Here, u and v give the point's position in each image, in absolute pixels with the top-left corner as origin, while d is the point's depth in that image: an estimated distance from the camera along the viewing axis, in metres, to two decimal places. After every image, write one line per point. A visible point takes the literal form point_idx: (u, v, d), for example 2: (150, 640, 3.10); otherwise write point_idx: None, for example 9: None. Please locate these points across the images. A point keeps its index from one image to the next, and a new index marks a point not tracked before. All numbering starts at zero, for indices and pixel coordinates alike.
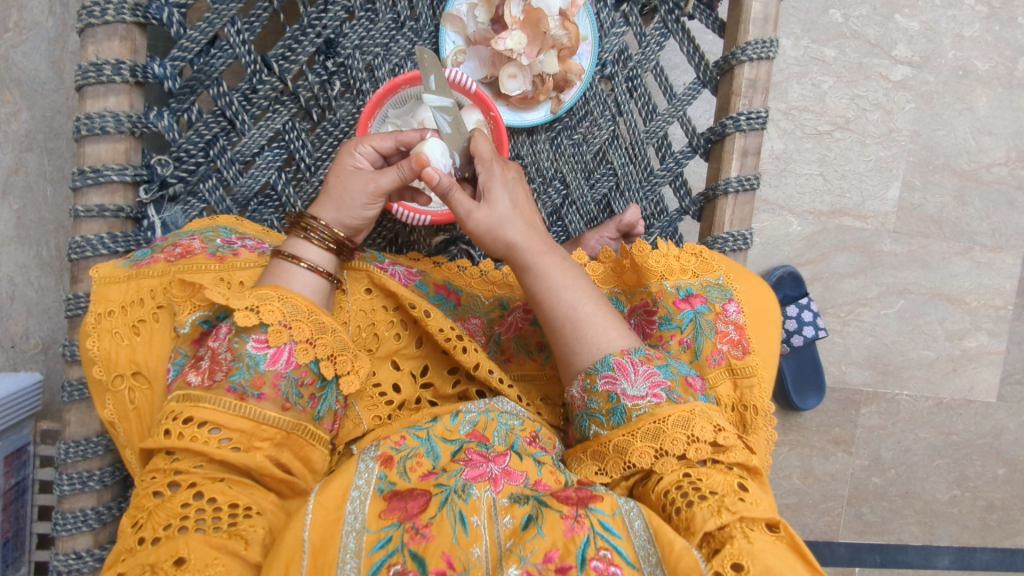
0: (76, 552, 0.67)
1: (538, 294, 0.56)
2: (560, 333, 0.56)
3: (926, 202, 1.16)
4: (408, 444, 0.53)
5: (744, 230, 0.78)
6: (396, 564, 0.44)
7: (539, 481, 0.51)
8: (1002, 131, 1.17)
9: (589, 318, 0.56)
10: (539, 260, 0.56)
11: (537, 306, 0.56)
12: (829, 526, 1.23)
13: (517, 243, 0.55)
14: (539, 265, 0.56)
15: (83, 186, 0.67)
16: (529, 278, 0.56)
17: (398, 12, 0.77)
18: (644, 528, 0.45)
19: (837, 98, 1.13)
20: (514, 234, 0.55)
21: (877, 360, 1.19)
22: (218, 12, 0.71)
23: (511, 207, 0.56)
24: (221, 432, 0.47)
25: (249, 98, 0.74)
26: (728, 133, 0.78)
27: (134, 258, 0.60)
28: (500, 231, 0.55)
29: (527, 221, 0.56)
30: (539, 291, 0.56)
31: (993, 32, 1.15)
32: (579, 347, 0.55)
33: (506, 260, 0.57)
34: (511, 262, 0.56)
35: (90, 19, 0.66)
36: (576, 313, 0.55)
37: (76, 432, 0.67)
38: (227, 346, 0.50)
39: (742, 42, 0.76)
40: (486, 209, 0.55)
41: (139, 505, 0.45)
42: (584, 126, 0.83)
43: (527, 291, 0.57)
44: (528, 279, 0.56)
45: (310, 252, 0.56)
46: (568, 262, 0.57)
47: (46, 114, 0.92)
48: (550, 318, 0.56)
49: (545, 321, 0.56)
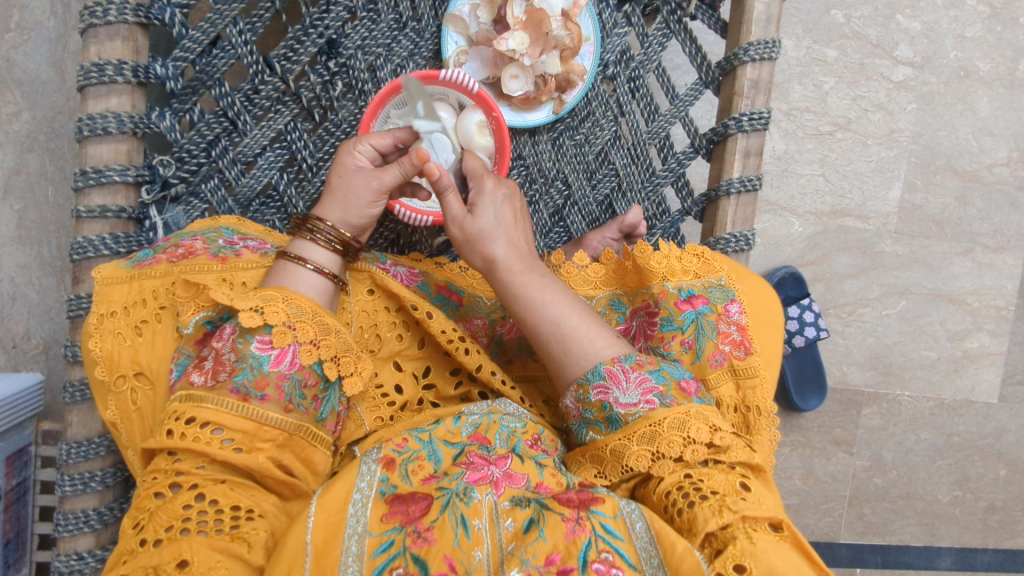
0: (78, 553, 0.67)
1: (520, 309, 0.55)
2: (544, 346, 0.56)
3: (927, 203, 1.16)
4: (410, 446, 0.53)
5: (746, 231, 0.78)
6: (398, 568, 0.44)
7: (541, 484, 0.51)
8: (1003, 132, 1.17)
9: (573, 332, 0.55)
10: (522, 277, 0.55)
11: (518, 320, 0.56)
12: (830, 527, 1.23)
13: (499, 258, 0.55)
14: (521, 281, 0.55)
15: (85, 187, 0.67)
16: (512, 292, 0.55)
17: (400, 12, 0.77)
18: (646, 530, 0.45)
19: (838, 99, 1.12)
20: (497, 248, 0.55)
21: (878, 360, 1.19)
22: (219, 12, 0.71)
23: (496, 223, 0.56)
24: (224, 432, 0.47)
25: (251, 98, 0.74)
26: (730, 134, 0.78)
27: (136, 258, 0.60)
28: (482, 244, 0.55)
29: (511, 237, 0.56)
30: (520, 306, 0.55)
31: (994, 32, 1.15)
32: (563, 360, 0.55)
33: (489, 275, 0.56)
34: (493, 276, 0.56)
35: (92, 20, 0.66)
36: (559, 328, 0.55)
37: (77, 432, 0.67)
38: (231, 346, 0.50)
39: (744, 42, 0.76)
40: (471, 221, 0.55)
41: (141, 506, 0.45)
42: (586, 126, 0.83)
43: (511, 307, 0.56)
44: (512, 294, 0.56)
45: (315, 253, 0.56)
46: (552, 278, 0.57)
47: (47, 115, 0.92)
48: (535, 333, 0.55)
49: (528, 335, 0.56)
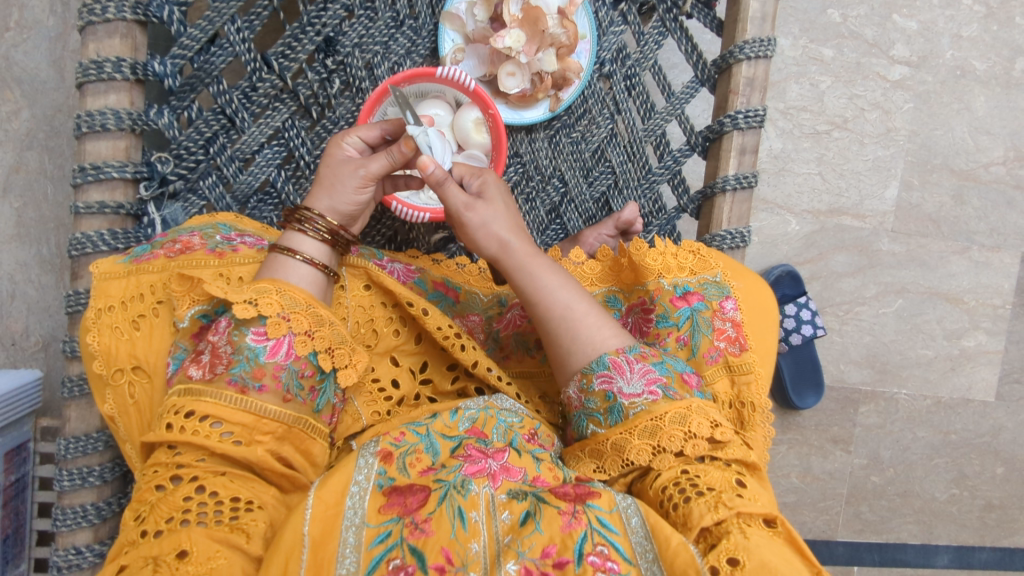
0: (76, 548, 0.67)
1: (531, 295, 0.56)
2: (554, 333, 0.56)
3: (924, 201, 1.17)
4: (407, 440, 0.54)
5: (742, 228, 0.79)
6: (396, 559, 0.44)
7: (538, 478, 0.52)
8: (1000, 131, 1.17)
9: (583, 318, 0.56)
10: (533, 262, 0.56)
11: (528, 305, 0.56)
12: (828, 525, 1.23)
13: (511, 242, 0.56)
14: (532, 267, 0.56)
15: (84, 183, 0.68)
16: (522, 278, 0.56)
17: (397, 10, 0.77)
18: (641, 525, 0.45)
19: (835, 98, 1.13)
20: (508, 233, 0.56)
21: (875, 358, 1.20)
22: (217, 10, 0.72)
23: (504, 210, 0.57)
24: (222, 425, 0.47)
25: (249, 96, 0.74)
26: (726, 132, 0.78)
27: (133, 254, 0.60)
28: (493, 229, 0.56)
29: (519, 225, 0.57)
30: (531, 292, 0.56)
31: (991, 32, 1.15)
32: (574, 346, 0.55)
33: (498, 260, 0.57)
34: (502, 262, 0.57)
35: (91, 17, 0.66)
36: (571, 313, 0.56)
37: (76, 427, 0.67)
38: (228, 339, 0.50)
39: (740, 41, 0.77)
40: (482, 206, 0.56)
41: (142, 498, 0.46)
42: (582, 124, 0.83)
43: (521, 293, 0.56)
44: (522, 279, 0.56)
45: (304, 244, 0.56)
46: (558, 266, 0.58)
47: (47, 113, 0.93)
48: (545, 319, 0.56)
49: (537, 321, 0.56)
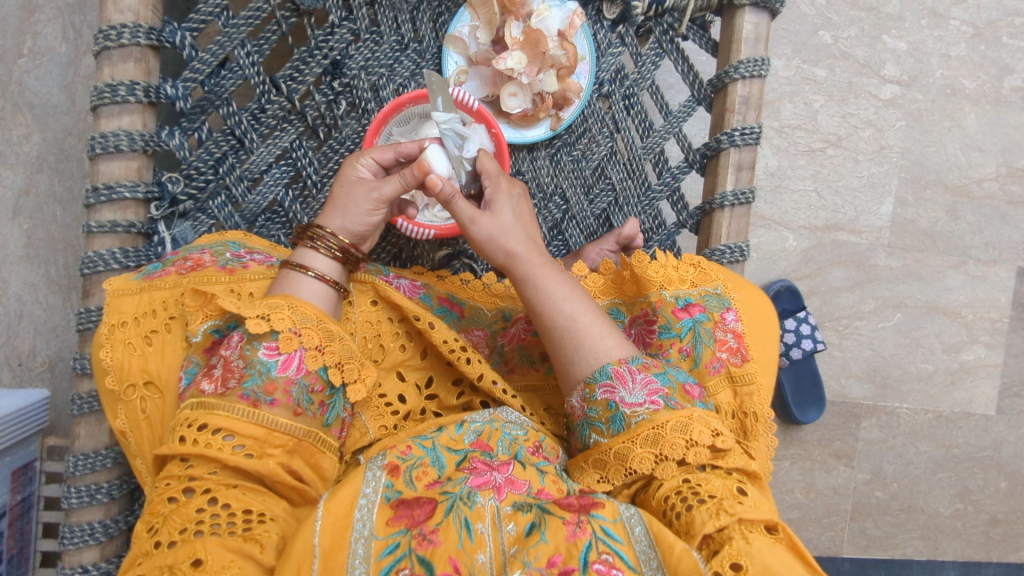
0: (82, 566, 0.68)
1: (535, 305, 0.57)
2: (558, 342, 0.57)
3: (919, 217, 1.19)
4: (414, 453, 0.54)
5: (740, 242, 0.80)
6: (404, 569, 0.45)
7: (541, 490, 0.53)
8: (991, 147, 1.19)
9: (587, 329, 0.57)
10: (541, 272, 0.57)
11: (535, 315, 0.57)
12: (833, 540, 1.23)
13: (519, 253, 0.57)
14: (540, 276, 0.57)
15: (96, 203, 0.69)
16: (527, 287, 0.57)
17: (402, 34, 0.80)
18: (645, 534, 0.46)
19: (828, 116, 1.15)
20: (516, 245, 0.57)
21: (876, 373, 1.20)
22: (229, 35, 0.74)
23: (513, 220, 0.58)
24: (235, 439, 0.48)
25: (258, 117, 0.76)
26: (723, 149, 0.80)
27: (145, 272, 0.61)
28: (499, 241, 0.57)
29: (528, 234, 0.58)
30: (536, 301, 0.57)
31: (979, 51, 1.18)
32: (576, 357, 0.56)
33: (506, 270, 0.58)
34: (511, 272, 0.58)
35: (106, 42, 0.68)
36: (575, 323, 0.56)
37: (84, 445, 0.68)
38: (240, 353, 0.51)
39: (735, 61, 0.79)
40: (489, 218, 0.57)
41: (154, 510, 0.46)
42: (583, 142, 0.85)
43: (528, 303, 0.58)
44: (528, 289, 0.57)
45: (316, 260, 0.57)
46: (568, 276, 0.59)
47: (57, 137, 0.95)
48: (549, 329, 0.57)
49: (543, 330, 0.57)
